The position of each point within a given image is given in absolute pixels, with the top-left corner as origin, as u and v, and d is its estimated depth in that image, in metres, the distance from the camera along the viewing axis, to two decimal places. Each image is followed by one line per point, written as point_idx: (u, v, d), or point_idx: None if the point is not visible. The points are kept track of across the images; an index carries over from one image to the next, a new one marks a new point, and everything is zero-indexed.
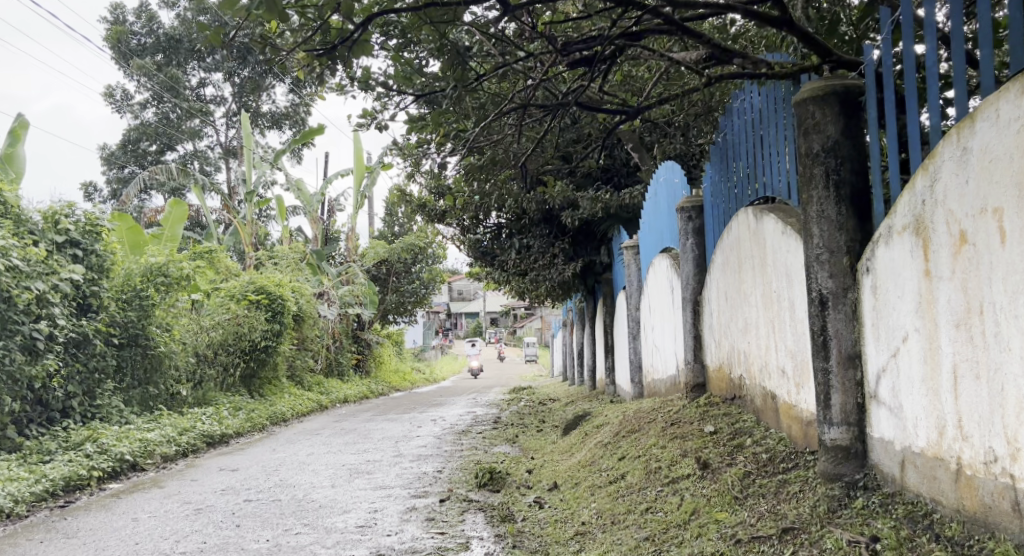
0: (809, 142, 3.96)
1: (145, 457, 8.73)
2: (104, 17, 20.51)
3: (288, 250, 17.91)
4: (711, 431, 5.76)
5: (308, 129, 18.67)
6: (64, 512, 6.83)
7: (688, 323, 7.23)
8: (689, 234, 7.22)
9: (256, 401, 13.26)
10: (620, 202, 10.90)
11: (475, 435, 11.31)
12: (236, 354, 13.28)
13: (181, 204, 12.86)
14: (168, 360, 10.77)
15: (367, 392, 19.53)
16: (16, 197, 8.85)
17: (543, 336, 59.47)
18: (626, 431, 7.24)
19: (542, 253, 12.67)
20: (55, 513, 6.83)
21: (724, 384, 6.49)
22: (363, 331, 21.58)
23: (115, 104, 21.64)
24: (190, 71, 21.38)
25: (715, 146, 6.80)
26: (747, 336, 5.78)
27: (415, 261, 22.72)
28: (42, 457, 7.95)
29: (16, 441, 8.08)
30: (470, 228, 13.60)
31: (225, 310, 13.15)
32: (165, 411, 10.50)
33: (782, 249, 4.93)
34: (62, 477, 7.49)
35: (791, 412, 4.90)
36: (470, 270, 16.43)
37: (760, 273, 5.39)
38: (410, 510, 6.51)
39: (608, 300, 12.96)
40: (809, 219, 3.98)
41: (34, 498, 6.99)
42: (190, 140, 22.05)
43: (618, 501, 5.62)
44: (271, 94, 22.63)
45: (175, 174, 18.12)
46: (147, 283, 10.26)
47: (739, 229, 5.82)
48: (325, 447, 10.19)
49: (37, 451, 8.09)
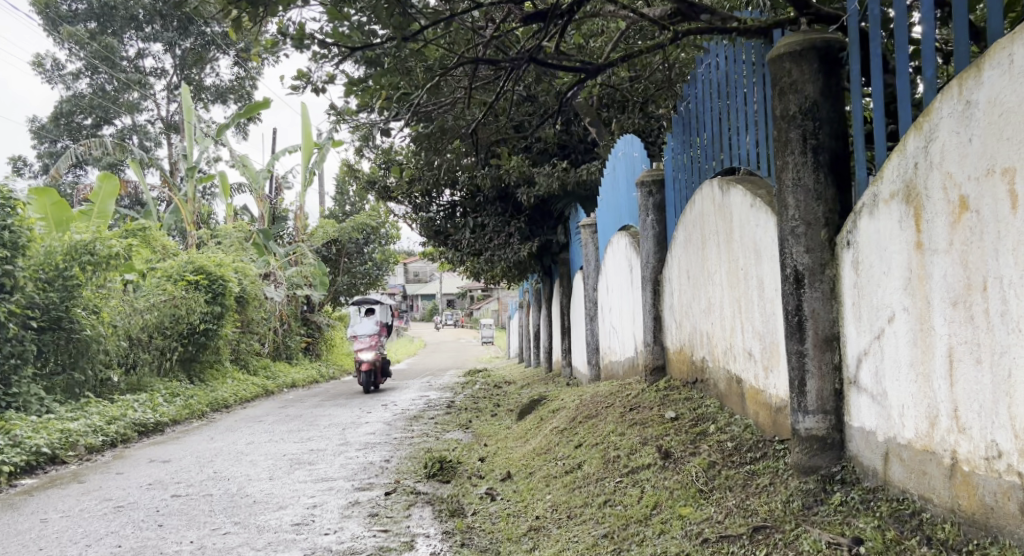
0: (785, 104, 3.62)
1: (66, 449, 8.25)
2: None
3: (232, 229, 17.34)
4: (672, 418, 5.44)
5: (253, 103, 18.03)
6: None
7: (648, 303, 6.89)
8: (650, 209, 6.87)
9: (196, 386, 12.75)
10: (578, 179, 10.56)
11: (427, 420, 10.95)
12: (173, 338, 12.74)
13: (110, 178, 12.26)
14: (95, 345, 10.17)
15: (317, 375, 19.03)
16: None
17: (499, 317, 59.18)
18: (582, 416, 6.91)
19: (497, 232, 12.30)
20: None
21: (685, 367, 6.17)
22: (312, 313, 21.09)
23: (45, 75, 20.77)
24: (126, 42, 20.61)
25: (676, 117, 6.47)
26: (710, 316, 5.46)
27: (368, 241, 22.18)
28: None
29: None
30: (423, 206, 13.18)
31: (161, 291, 12.63)
32: (92, 398, 9.98)
33: (750, 222, 4.61)
34: None
35: (758, 397, 4.58)
36: (425, 250, 16.01)
37: (725, 248, 5.06)
38: (351, 505, 6.16)
39: (565, 281, 12.63)
40: (784, 187, 3.66)
41: None
42: (128, 114, 21.27)
43: (574, 493, 5.30)
44: (214, 66, 21.92)
45: (110, 149, 17.42)
46: (70, 262, 9.76)
47: (703, 202, 5.48)
48: (267, 434, 9.75)
49: None
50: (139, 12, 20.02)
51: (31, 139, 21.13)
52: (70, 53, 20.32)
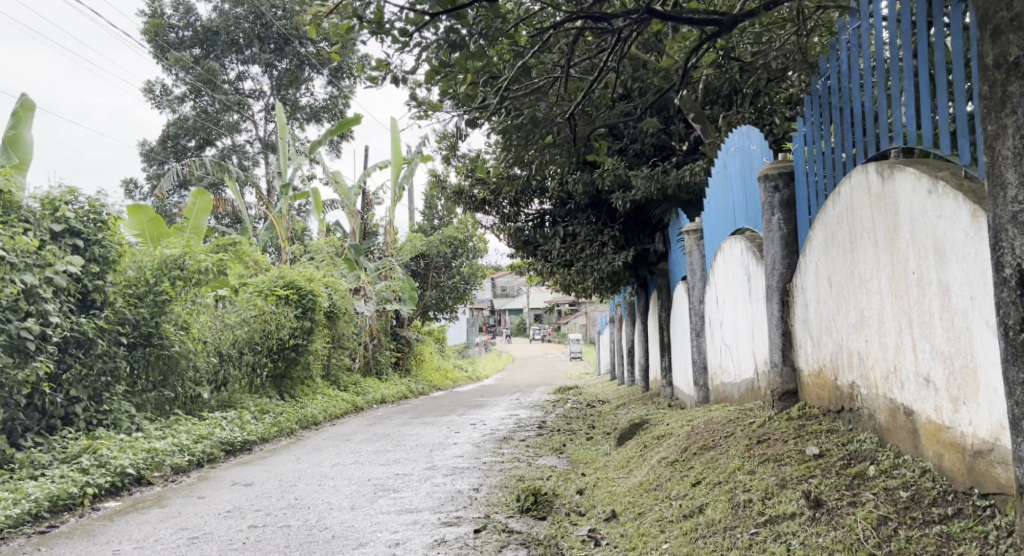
0: (1005, 45, 2.99)
1: (152, 469, 7.61)
2: (144, 12, 20.43)
3: (324, 244, 16.93)
4: (816, 455, 4.55)
5: (346, 117, 17.61)
6: (43, 541, 5.81)
7: (774, 317, 5.93)
8: (775, 208, 5.93)
9: (286, 403, 12.18)
10: (679, 180, 9.65)
11: (518, 443, 10.11)
12: (263, 354, 12.20)
13: (204, 193, 11.74)
14: (185, 362, 9.51)
15: (406, 392, 18.38)
16: (10, 182, 7.65)
17: (587, 333, 58.08)
18: (697, 446, 6.03)
19: (589, 241, 11.37)
20: (32, 541, 5.81)
21: (824, 392, 5.23)
22: (402, 328, 20.64)
23: (155, 100, 20.86)
24: (228, 65, 20.93)
25: (810, 96, 5.61)
26: (865, 333, 4.51)
27: (455, 255, 21.54)
28: (33, 472, 6.89)
29: (6, 451, 7.03)
30: (511, 216, 12.37)
31: (252, 306, 11.98)
32: (182, 415, 9.35)
33: (927, 212, 3.64)
34: (49, 497, 6.41)
35: (941, 435, 3.63)
36: (514, 264, 15.24)
37: (886, 248, 4.11)
38: (438, 544, 5.37)
39: (663, 294, 11.66)
40: (999, 159, 3.03)
41: (11, 523, 5.95)
42: (228, 135, 21.17)
43: (696, 543, 4.42)
44: (309, 85, 21.79)
45: (210, 167, 17.26)
46: (161, 276, 9.08)
47: (852, 193, 4.54)
48: (353, 456, 9.06)
49: (29, 464, 7.02)
50: (241, 36, 20.41)
51: (140, 161, 21.17)
52: (177, 76, 20.39)
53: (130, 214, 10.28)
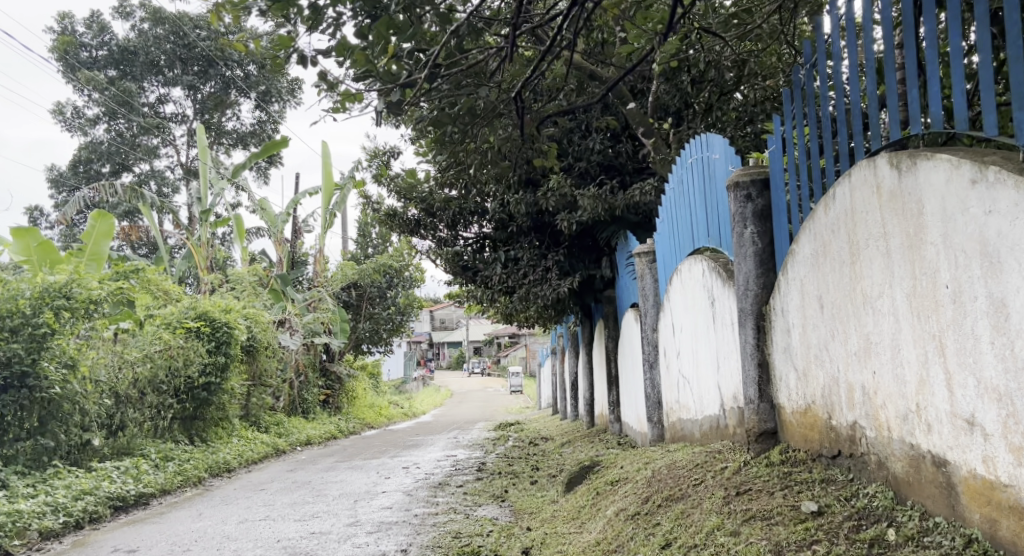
0: None
1: (11, 537, 6.46)
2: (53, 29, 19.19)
3: (245, 273, 15.75)
4: (817, 514, 3.70)
5: (271, 141, 16.33)
6: None
7: (747, 346, 5.08)
8: (748, 219, 5.13)
9: (195, 449, 11.01)
10: (628, 201, 8.82)
11: (455, 489, 9.13)
12: (170, 393, 11.03)
13: (104, 216, 10.58)
14: (69, 405, 8.33)
15: (335, 432, 17.20)
16: None
17: (528, 366, 57.14)
18: (661, 496, 5.14)
19: (532, 266, 10.49)
20: None
21: (812, 434, 4.41)
22: (331, 363, 19.49)
23: (64, 123, 19.52)
24: (146, 88, 19.72)
25: (789, 90, 4.81)
26: (870, 362, 3.71)
27: (391, 285, 20.49)
28: None
29: None
30: (448, 239, 11.43)
31: (157, 340, 10.82)
32: (63, 468, 8.17)
33: (974, 208, 2.91)
34: None
35: (995, 496, 2.92)
36: (453, 293, 14.28)
37: (903, 255, 3.33)
38: None
39: (610, 323, 10.82)
40: None
41: None
42: (147, 160, 19.90)
43: None
44: (235, 108, 20.67)
45: (120, 192, 16.00)
46: (42, 306, 7.95)
47: (853, 193, 3.75)
48: (265, 510, 7.98)
49: None
50: (161, 56, 19.23)
51: (48, 187, 19.75)
52: (89, 97, 19.13)
53: (14, 237, 9.15)
